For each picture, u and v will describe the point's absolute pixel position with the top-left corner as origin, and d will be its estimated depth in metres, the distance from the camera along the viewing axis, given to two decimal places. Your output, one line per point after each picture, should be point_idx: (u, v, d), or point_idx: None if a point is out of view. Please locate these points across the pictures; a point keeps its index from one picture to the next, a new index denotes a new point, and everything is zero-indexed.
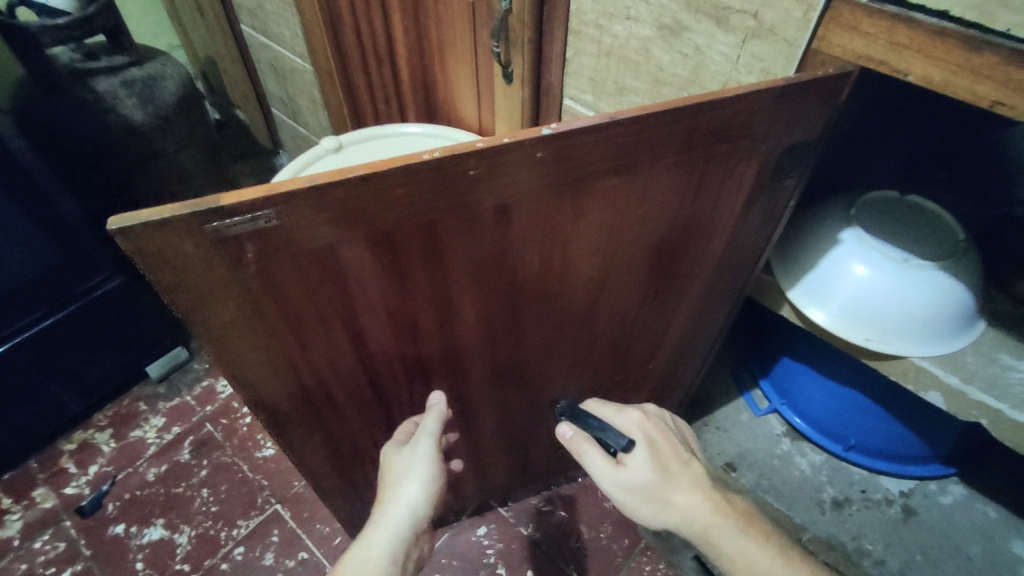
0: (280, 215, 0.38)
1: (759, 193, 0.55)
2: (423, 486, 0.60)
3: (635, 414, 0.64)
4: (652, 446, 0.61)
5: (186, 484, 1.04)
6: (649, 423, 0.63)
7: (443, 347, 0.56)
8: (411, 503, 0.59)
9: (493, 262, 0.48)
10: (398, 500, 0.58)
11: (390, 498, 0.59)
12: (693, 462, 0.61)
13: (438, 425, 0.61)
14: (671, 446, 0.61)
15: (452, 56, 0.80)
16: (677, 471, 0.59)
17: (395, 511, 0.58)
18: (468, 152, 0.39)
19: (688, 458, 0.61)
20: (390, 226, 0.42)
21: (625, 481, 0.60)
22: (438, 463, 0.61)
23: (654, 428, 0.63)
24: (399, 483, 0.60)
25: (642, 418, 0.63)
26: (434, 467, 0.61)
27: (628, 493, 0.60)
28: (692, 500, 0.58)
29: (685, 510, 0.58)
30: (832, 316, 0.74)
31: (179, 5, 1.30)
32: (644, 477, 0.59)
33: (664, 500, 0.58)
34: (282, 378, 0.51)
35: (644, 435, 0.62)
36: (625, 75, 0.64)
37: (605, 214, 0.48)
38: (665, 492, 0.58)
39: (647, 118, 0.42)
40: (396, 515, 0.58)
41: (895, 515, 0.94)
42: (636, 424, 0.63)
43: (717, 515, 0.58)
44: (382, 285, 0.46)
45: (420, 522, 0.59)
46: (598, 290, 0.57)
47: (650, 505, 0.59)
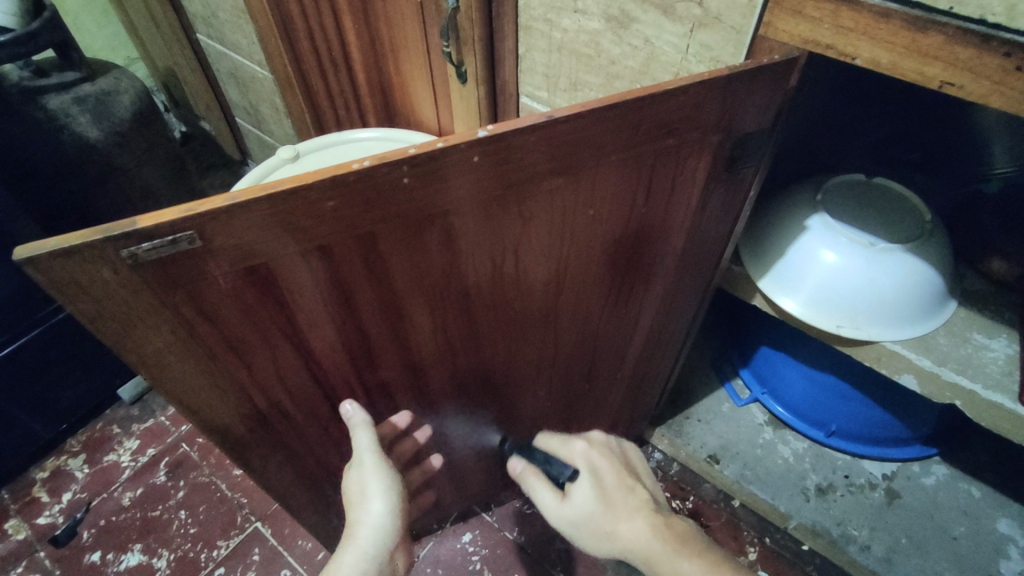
0: (204, 235, 0.36)
1: (715, 186, 0.54)
2: (387, 501, 0.54)
3: (579, 444, 0.66)
4: (594, 475, 0.62)
5: (163, 507, 1.02)
6: (592, 453, 0.64)
7: (399, 357, 0.54)
8: (379, 524, 0.53)
9: (440, 269, 0.47)
10: (363, 521, 0.53)
11: (353, 522, 0.53)
12: (636, 489, 0.60)
13: (371, 439, 0.55)
14: (614, 475, 0.62)
15: (406, 58, 0.78)
16: (619, 500, 0.59)
17: (360, 534, 0.52)
18: (400, 160, 0.37)
19: (632, 484, 0.60)
20: (325, 240, 0.40)
21: (570, 514, 0.61)
22: (391, 473, 0.55)
23: (599, 457, 0.64)
24: (359, 503, 0.54)
25: (587, 449, 0.65)
26: (389, 477, 0.55)
27: (574, 525, 0.61)
28: (633, 529, 0.57)
29: (627, 539, 0.57)
30: (803, 305, 0.73)
31: (134, 16, 1.27)
32: (586, 507, 0.59)
33: (607, 531, 0.58)
34: (231, 399, 0.49)
35: (588, 465, 0.63)
36: (578, 70, 0.63)
37: (553, 214, 0.47)
38: (606, 520, 0.58)
39: (587, 115, 0.40)
40: (363, 538, 0.52)
41: (879, 500, 0.94)
42: (579, 455, 0.64)
43: (657, 543, 0.55)
44: (325, 300, 0.45)
45: (392, 541, 0.53)
46: (555, 290, 0.56)
47: (598, 538, 0.59)
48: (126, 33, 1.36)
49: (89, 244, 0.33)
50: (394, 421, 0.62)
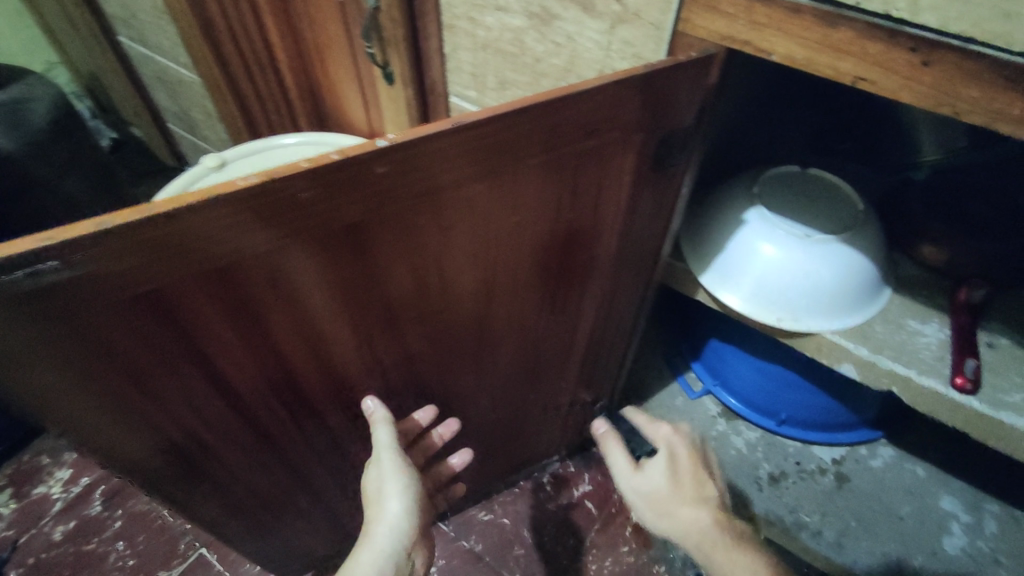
0: (80, 264, 0.33)
1: (643, 185, 0.53)
2: (405, 501, 0.57)
3: (664, 426, 0.70)
4: (671, 457, 0.68)
5: (99, 539, 0.96)
6: (676, 437, 0.69)
7: (325, 377, 0.52)
8: (397, 521, 0.56)
9: (358, 285, 0.45)
10: (381, 519, 0.56)
11: (372, 518, 0.57)
12: (706, 484, 0.65)
13: (391, 436, 0.58)
14: (690, 464, 0.67)
15: (332, 60, 0.75)
16: (689, 490, 0.65)
17: (379, 530, 0.55)
18: (296, 174, 0.34)
19: (704, 479, 0.66)
20: (224, 263, 0.37)
21: (641, 486, 0.68)
22: (407, 472, 0.58)
23: (680, 441, 0.69)
24: (378, 501, 0.58)
25: (671, 431, 0.69)
26: (407, 475, 0.58)
27: (639, 498, 0.68)
28: (693, 518, 0.63)
29: (685, 525, 0.63)
30: (745, 299, 0.73)
31: (49, 19, 1.20)
32: (655, 487, 0.66)
33: (667, 513, 0.64)
34: (141, 434, 0.46)
35: (667, 446, 0.68)
36: (504, 68, 0.61)
37: (475, 222, 0.45)
38: (670, 501, 0.65)
39: (498, 119, 0.38)
40: (380, 534, 0.55)
41: (828, 484, 0.95)
42: (662, 436, 0.69)
43: (713, 529, 0.61)
44: (233, 325, 0.42)
45: (408, 538, 0.56)
46: (487, 297, 0.54)
47: (655, 515, 0.66)
48: (43, 36, 1.28)
49: None
50: (418, 417, 0.63)
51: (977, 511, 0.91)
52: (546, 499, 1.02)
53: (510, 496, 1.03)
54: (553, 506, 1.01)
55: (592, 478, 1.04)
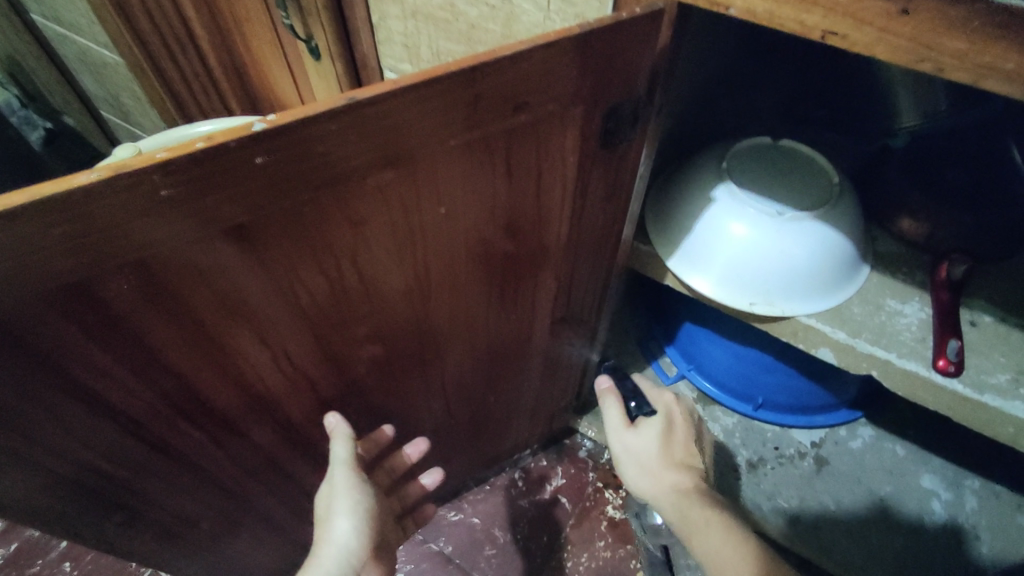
0: None
1: (592, 165, 0.47)
2: (355, 520, 0.54)
3: (667, 395, 0.74)
4: (667, 423, 0.71)
5: (42, 561, 0.90)
6: (676, 407, 0.72)
7: (239, 395, 0.46)
8: (345, 541, 0.52)
9: (259, 293, 0.38)
10: (330, 539, 0.52)
11: (319, 539, 0.53)
12: (696, 458, 0.69)
13: (348, 452, 0.54)
14: (683, 435, 0.71)
15: (252, 33, 0.67)
16: (679, 456, 0.69)
17: (325, 550, 0.51)
18: (143, 170, 0.28)
19: (693, 452, 0.69)
20: (75, 277, 0.31)
21: (632, 441, 0.71)
22: (362, 490, 0.55)
23: (678, 414, 0.72)
24: (328, 521, 0.54)
25: (673, 402, 0.73)
26: (360, 491, 0.55)
27: (630, 455, 0.70)
28: (678, 478, 0.66)
29: (669, 483, 0.65)
30: (715, 283, 0.68)
31: None
32: (646, 443, 0.70)
33: (653, 469, 0.68)
34: (17, 474, 0.40)
35: (665, 412, 0.72)
36: (437, 37, 0.54)
37: (394, 215, 0.39)
38: (658, 462, 0.68)
39: (402, 94, 0.32)
40: (327, 555, 0.51)
41: (808, 468, 0.92)
42: (663, 401, 0.73)
43: (695, 496, 0.63)
44: (108, 347, 0.36)
45: (357, 558, 0.52)
46: (423, 297, 0.48)
47: (642, 469, 0.68)
48: None
49: None
50: (379, 433, 0.61)
51: (957, 488, 0.88)
52: (517, 496, 0.98)
53: (481, 493, 0.98)
54: (525, 502, 0.97)
55: (565, 471, 1.00)
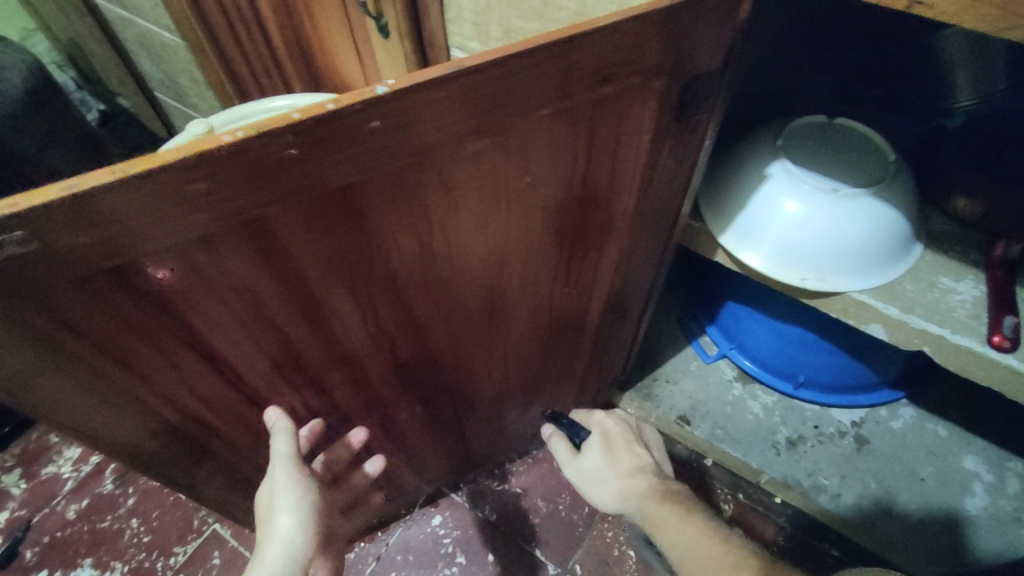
0: (40, 235, 0.29)
1: (664, 136, 0.48)
2: (299, 514, 0.52)
3: (600, 414, 0.79)
4: (606, 439, 0.74)
5: (113, 517, 0.96)
6: (609, 421, 0.77)
7: (327, 352, 0.48)
8: (290, 540, 0.51)
9: (356, 253, 0.41)
10: (271, 537, 0.51)
11: (262, 538, 0.52)
12: (643, 454, 0.72)
13: (291, 448, 0.52)
14: (624, 440, 0.74)
15: (320, 13, 0.70)
16: (626, 458, 0.71)
17: (269, 551, 0.51)
18: (278, 130, 0.30)
19: (638, 450, 0.72)
20: (204, 231, 0.33)
21: (581, 464, 0.74)
22: (302, 485, 0.53)
23: (613, 425, 0.76)
24: (271, 518, 0.53)
25: (604, 417, 0.78)
26: (302, 488, 0.53)
27: (585, 478, 0.73)
28: (631, 481, 0.68)
29: (624, 488, 0.68)
30: (766, 259, 0.69)
31: None
32: (596, 461, 0.72)
33: (610, 483, 0.69)
34: (133, 416, 0.44)
35: (602, 431, 0.76)
36: (509, 14, 0.56)
37: (484, 181, 0.41)
38: (610, 475, 0.70)
39: (506, 62, 0.34)
40: (271, 554, 0.50)
41: (849, 447, 0.93)
42: (597, 420, 0.78)
43: (648, 495, 0.65)
44: (223, 299, 0.38)
45: (304, 556, 0.52)
46: (497, 264, 0.51)
47: (600, 488, 0.71)
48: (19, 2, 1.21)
49: None
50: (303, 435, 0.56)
51: (999, 470, 0.89)
52: (560, 468, 1.00)
53: (523, 464, 1.01)
54: (566, 474, 1.00)
55: None
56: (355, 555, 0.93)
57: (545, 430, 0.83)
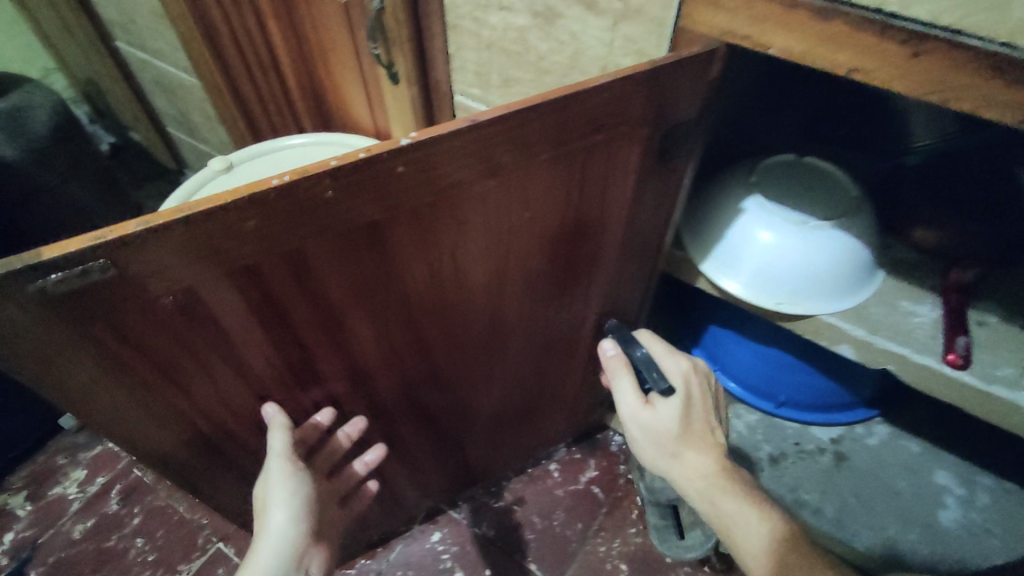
0: (119, 263, 0.34)
1: (646, 177, 0.55)
2: (290, 509, 0.55)
3: (682, 364, 0.66)
4: (686, 399, 0.64)
5: (118, 536, 0.98)
6: (691, 378, 0.66)
7: (346, 369, 0.53)
8: (282, 532, 0.54)
9: (377, 279, 0.46)
10: (266, 530, 0.54)
11: (259, 529, 0.55)
12: (712, 425, 0.65)
13: (282, 447, 0.53)
14: (701, 406, 0.65)
15: (335, 61, 0.76)
16: (700, 432, 0.64)
17: (263, 545, 0.54)
18: (321, 175, 0.36)
19: (711, 424, 0.65)
20: (251, 259, 0.39)
21: (649, 418, 0.64)
22: (295, 481, 0.55)
23: (693, 382, 0.66)
24: (265, 512, 0.55)
25: (687, 370, 0.66)
26: (293, 484, 0.55)
27: (644, 432, 0.64)
28: (701, 462, 0.63)
29: (697, 470, 0.63)
30: (743, 284, 0.76)
31: (45, 25, 1.20)
32: (667, 423, 0.63)
33: (675, 453, 0.63)
34: (170, 426, 0.48)
35: (683, 386, 0.65)
36: (508, 67, 0.63)
37: (490, 216, 0.47)
38: (678, 447, 0.63)
39: (511, 116, 0.40)
40: (265, 547, 0.54)
41: (828, 463, 0.98)
42: (680, 375, 0.65)
43: (712, 479, 0.62)
44: (260, 320, 0.43)
45: (296, 547, 0.55)
46: (500, 288, 0.56)
47: (660, 451, 0.64)
48: (38, 42, 1.28)
49: None
50: (316, 420, 0.56)
51: (969, 483, 0.94)
52: (554, 486, 1.04)
53: (519, 482, 1.05)
54: (561, 491, 1.04)
55: (598, 463, 1.06)
56: (356, 571, 0.96)
57: (608, 349, 0.69)
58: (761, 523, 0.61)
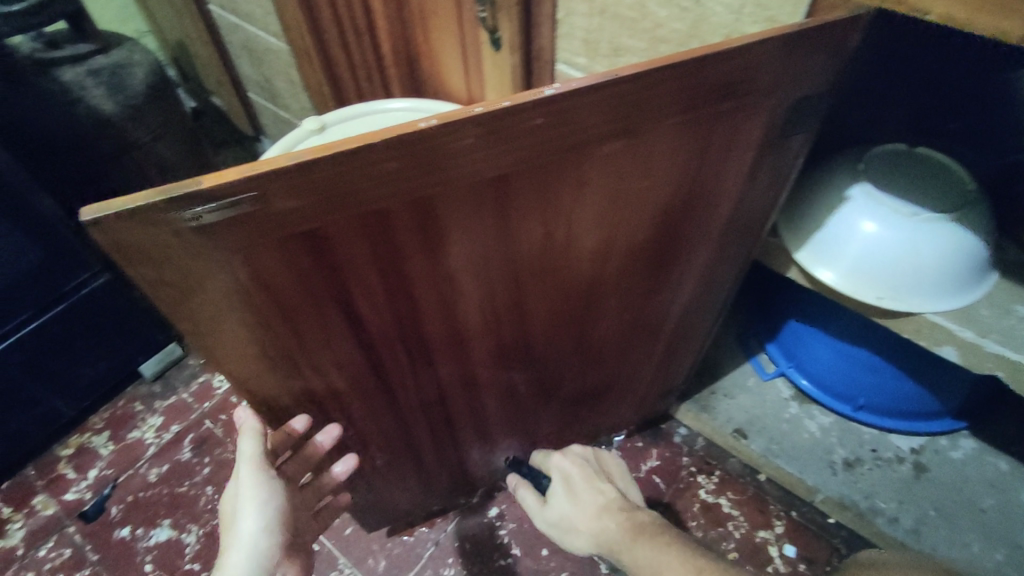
0: (265, 198, 0.35)
1: (767, 151, 0.53)
2: (262, 512, 0.54)
3: (556, 457, 0.81)
4: (565, 481, 0.77)
5: (190, 483, 1.02)
6: (565, 462, 0.79)
7: (446, 329, 0.53)
8: (251, 540, 0.53)
9: (492, 237, 0.46)
10: (236, 539, 0.53)
11: (229, 541, 0.53)
12: (602, 489, 0.74)
13: (257, 449, 0.54)
14: (582, 479, 0.76)
15: (435, 26, 0.76)
16: (586, 499, 0.73)
17: (232, 556, 0.52)
18: (463, 122, 0.36)
19: (600, 487, 0.74)
20: (383, 205, 0.39)
21: (549, 514, 0.77)
22: (268, 485, 0.54)
23: (570, 465, 0.79)
24: (232, 523, 0.54)
25: (561, 459, 0.80)
26: (267, 491, 0.54)
27: (556, 527, 0.77)
28: (596, 523, 0.70)
29: (591, 533, 0.70)
30: (841, 275, 0.72)
31: None
32: (560, 507, 0.75)
33: (577, 526, 0.72)
34: (281, 371, 0.49)
35: (561, 474, 0.78)
36: (620, 34, 0.61)
37: (609, 180, 0.46)
38: (572, 519, 0.73)
39: (651, 73, 0.39)
40: (235, 554, 0.52)
41: (907, 473, 0.94)
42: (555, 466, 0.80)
43: (610, 530, 0.68)
44: (379, 269, 0.43)
45: (268, 554, 0.53)
46: (603, 259, 0.55)
47: (569, 532, 0.74)
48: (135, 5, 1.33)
49: (151, 206, 0.32)
50: (293, 428, 0.55)
51: None
52: None
53: None
54: None
55: (661, 454, 1.07)
56: (414, 538, 0.97)
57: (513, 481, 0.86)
58: (665, 555, 0.62)
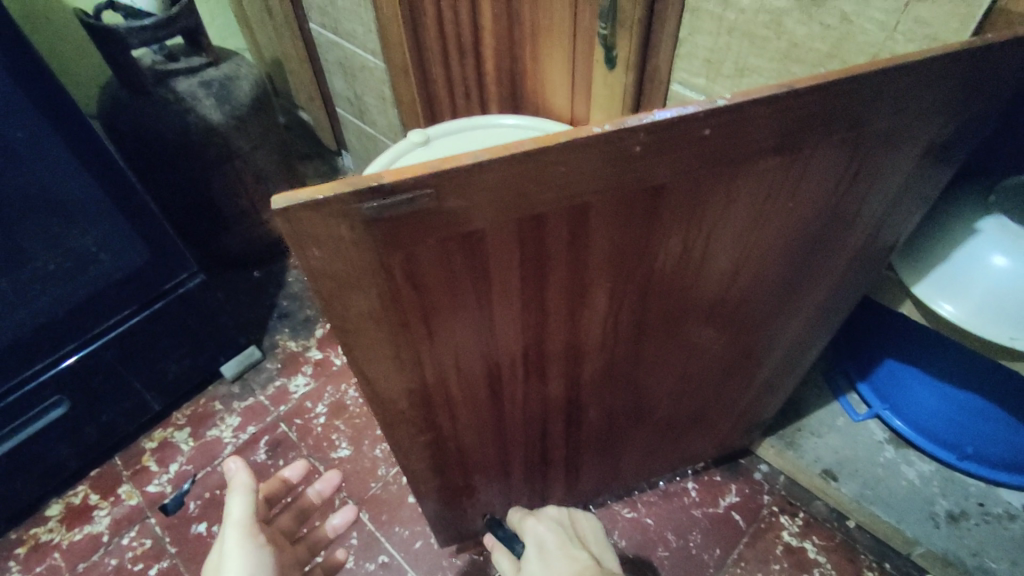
0: (439, 195, 0.35)
1: (914, 179, 0.51)
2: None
3: (530, 520, 0.72)
4: (539, 546, 0.67)
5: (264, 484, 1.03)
6: (540, 527, 0.70)
7: (567, 342, 0.52)
8: None
9: (633, 250, 0.45)
10: None
11: None
12: (576, 553, 0.63)
13: (245, 506, 0.58)
14: (556, 544, 0.66)
15: (546, 44, 0.77)
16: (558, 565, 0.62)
17: None
18: (640, 128, 0.35)
19: (573, 552, 0.63)
20: (543, 209, 0.38)
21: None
22: (255, 550, 0.57)
23: (546, 531, 0.69)
24: None
25: (536, 523, 0.71)
26: (255, 558, 0.57)
27: None
28: None
29: None
30: (966, 312, 0.68)
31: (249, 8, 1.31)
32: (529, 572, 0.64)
33: None
34: (406, 374, 0.49)
35: (536, 538, 0.69)
36: (747, 53, 0.60)
37: (758, 198, 0.45)
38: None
39: (828, 86, 0.38)
40: None
41: (1019, 531, 0.86)
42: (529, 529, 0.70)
43: None
44: (522, 275, 0.43)
45: None
46: (730, 281, 0.53)
47: None
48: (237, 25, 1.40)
49: (338, 197, 0.32)
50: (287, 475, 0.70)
51: None
52: (691, 505, 1.00)
53: (652, 496, 1.02)
54: (698, 512, 1.00)
55: (739, 490, 1.02)
56: (483, 558, 0.95)
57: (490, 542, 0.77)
58: None
